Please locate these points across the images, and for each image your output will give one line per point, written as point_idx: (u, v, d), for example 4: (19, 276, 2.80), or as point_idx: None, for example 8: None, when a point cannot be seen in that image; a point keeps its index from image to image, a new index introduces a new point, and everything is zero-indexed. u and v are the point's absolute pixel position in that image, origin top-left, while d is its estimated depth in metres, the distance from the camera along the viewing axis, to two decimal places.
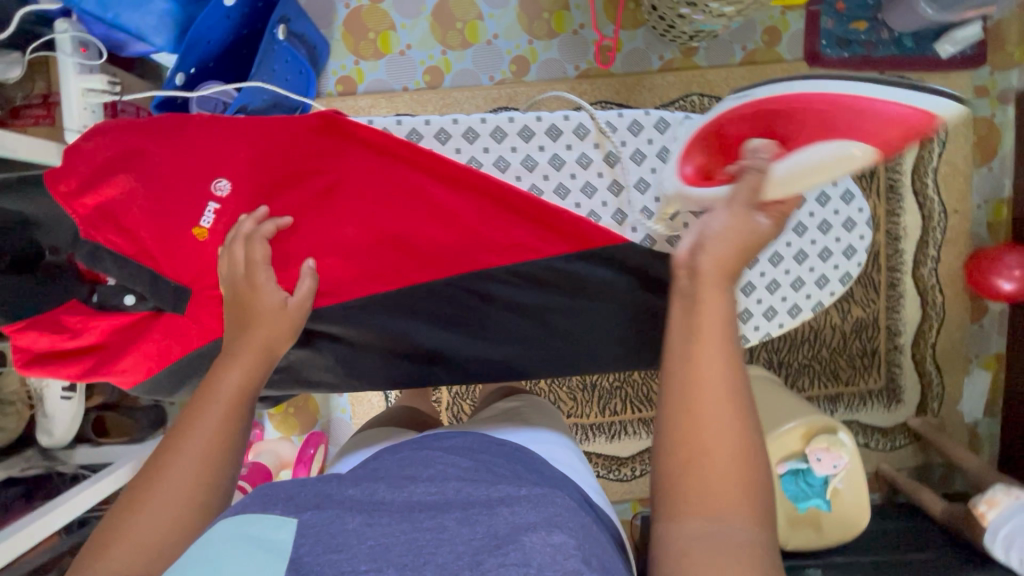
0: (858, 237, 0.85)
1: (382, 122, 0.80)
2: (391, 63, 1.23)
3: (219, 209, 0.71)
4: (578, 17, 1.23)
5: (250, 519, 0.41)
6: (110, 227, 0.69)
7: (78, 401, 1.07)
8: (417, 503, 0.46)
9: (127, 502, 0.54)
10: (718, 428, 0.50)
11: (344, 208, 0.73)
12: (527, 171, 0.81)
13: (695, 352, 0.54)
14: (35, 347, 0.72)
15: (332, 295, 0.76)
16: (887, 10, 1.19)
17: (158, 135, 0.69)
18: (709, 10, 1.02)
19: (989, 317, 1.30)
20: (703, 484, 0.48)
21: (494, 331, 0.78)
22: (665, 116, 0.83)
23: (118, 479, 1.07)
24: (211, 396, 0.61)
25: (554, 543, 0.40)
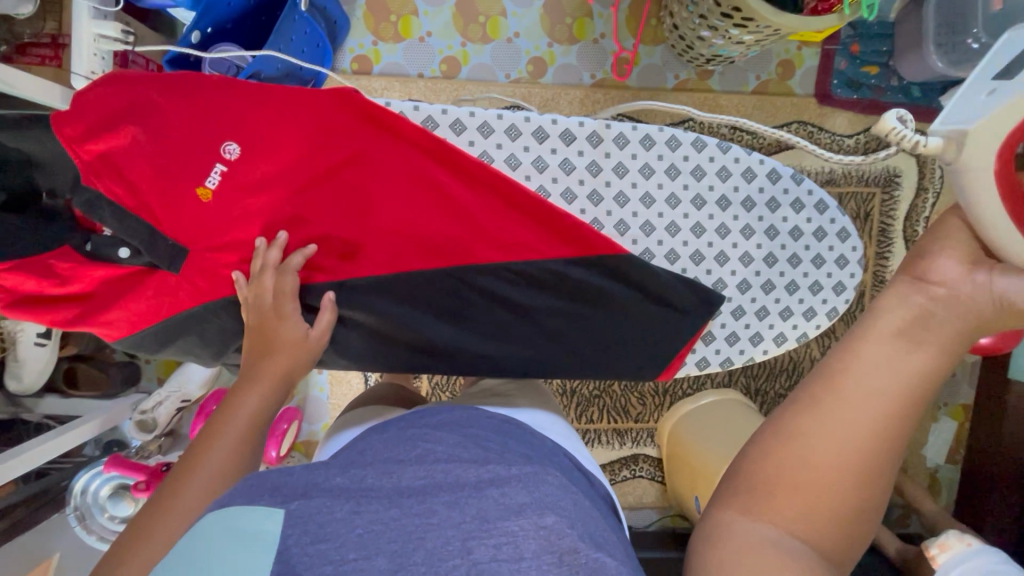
0: (848, 275, 0.86)
1: (398, 106, 0.80)
2: (409, 48, 1.23)
3: (226, 171, 0.70)
4: (600, 26, 1.24)
5: (231, 513, 0.41)
6: (111, 175, 0.67)
7: (52, 348, 1.06)
8: (404, 489, 0.45)
9: (139, 525, 0.55)
10: (853, 454, 0.43)
11: (353, 185, 0.73)
12: (537, 171, 0.82)
13: (879, 370, 0.44)
14: (20, 289, 0.70)
15: (330, 272, 0.75)
16: (899, 58, 1.21)
17: (173, 91, 0.68)
18: (729, 36, 1.03)
19: (962, 368, 1.34)
20: (804, 497, 0.43)
21: (488, 327, 0.78)
22: (676, 134, 0.84)
23: (85, 432, 1.05)
24: (228, 420, 0.64)
25: (545, 526, 0.42)
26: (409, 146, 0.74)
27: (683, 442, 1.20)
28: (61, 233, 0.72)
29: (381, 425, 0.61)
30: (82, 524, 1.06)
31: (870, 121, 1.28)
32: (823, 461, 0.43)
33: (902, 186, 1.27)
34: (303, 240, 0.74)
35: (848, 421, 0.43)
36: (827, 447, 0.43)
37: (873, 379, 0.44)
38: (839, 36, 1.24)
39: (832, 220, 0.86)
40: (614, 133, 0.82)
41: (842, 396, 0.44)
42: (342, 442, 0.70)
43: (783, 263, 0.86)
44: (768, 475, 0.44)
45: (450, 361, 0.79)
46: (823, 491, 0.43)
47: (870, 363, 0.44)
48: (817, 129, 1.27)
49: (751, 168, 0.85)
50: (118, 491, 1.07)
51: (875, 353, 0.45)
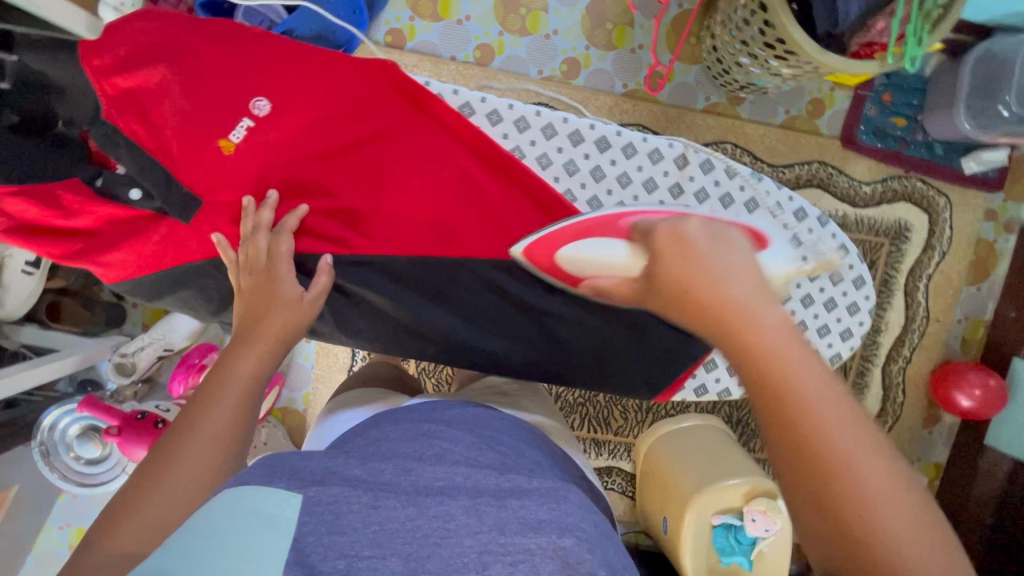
0: (858, 323, 0.86)
1: (438, 87, 0.78)
2: (445, 29, 1.21)
3: (251, 127, 0.68)
4: (639, 37, 1.23)
5: (248, 492, 0.43)
6: (134, 113, 0.65)
7: (40, 279, 1.04)
8: (425, 489, 0.48)
9: (131, 488, 0.54)
10: (883, 482, 0.43)
11: (379, 160, 0.73)
12: (568, 174, 0.81)
13: (784, 414, 0.44)
14: (23, 217, 0.67)
15: (342, 244, 0.73)
16: (928, 114, 1.22)
17: (212, 38, 0.68)
18: (767, 67, 1.03)
19: (940, 427, 1.36)
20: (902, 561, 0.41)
21: (493, 324, 0.77)
22: (709, 157, 0.84)
23: (62, 367, 1.03)
24: (224, 383, 0.63)
25: (563, 547, 0.44)
26: (442, 129, 0.75)
27: (659, 461, 1.20)
28: (71, 164, 0.68)
29: (391, 412, 0.65)
30: (46, 460, 1.03)
31: (888, 172, 1.28)
32: (882, 518, 0.42)
33: (911, 240, 1.29)
34: (321, 208, 0.73)
35: (843, 467, 0.43)
36: (865, 503, 0.42)
37: (797, 419, 0.44)
38: (871, 83, 1.25)
39: (851, 265, 0.86)
40: (649, 147, 0.82)
41: (818, 456, 0.43)
42: (349, 425, 0.71)
43: (796, 301, 0.85)
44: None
45: (451, 352, 0.79)
46: (910, 538, 0.42)
47: (773, 415, 0.45)
48: (837, 172, 1.27)
49: (779, 203, 0.84)
50: (88, 432, 1.07)
51: (765, 407, 0.46)
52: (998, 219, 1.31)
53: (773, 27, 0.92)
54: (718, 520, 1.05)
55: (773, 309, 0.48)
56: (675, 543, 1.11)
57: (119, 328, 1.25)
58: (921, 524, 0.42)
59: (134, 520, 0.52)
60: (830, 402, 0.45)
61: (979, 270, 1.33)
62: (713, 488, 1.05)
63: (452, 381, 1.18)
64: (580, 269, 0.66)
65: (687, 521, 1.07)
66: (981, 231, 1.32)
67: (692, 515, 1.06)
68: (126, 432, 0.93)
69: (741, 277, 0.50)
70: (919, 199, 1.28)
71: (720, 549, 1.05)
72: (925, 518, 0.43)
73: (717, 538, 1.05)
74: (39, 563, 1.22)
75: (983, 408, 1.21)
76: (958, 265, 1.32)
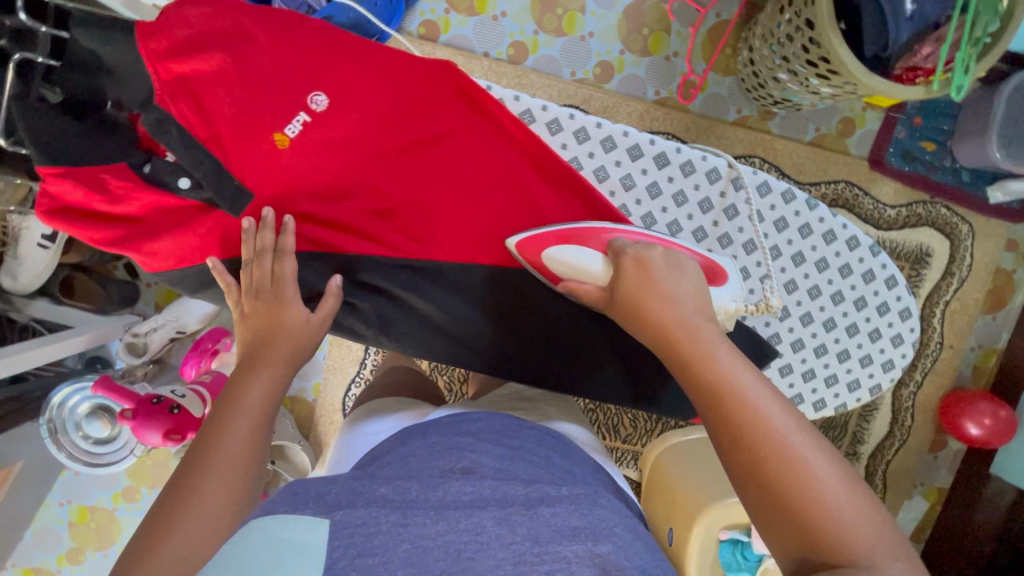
0: (900, 354, 0.86)
1: (499, 92, 0.80)
2: (480, 24, 1.19)
3: (308, 121, 0.69)
4: (675, 44, 1.22)
5: (276, 522, 0.42)
6: (187, 99, 0.65)
7: (55, 253, 1.01)
8: (453, 501, 0.47)
9: (152, 523, 0.53)
10: (817, 461, 0.48)
11: (433, 161, 0.76)
12: (623, 189, 0.83)
13: (724, 408, 0.51)
14: (66, 198, 0.67)
15: (388, 246, 0.76)
16: (958, 140, 1.21)
17: (274, 28, 0.67)
18: (807, 84, 1.01)
19: (945, 452, 1.36)
20: (836, 523, 0.46)
21: (522, 325, 0.80)
22: (767, 180, 0.83)
23: (68, 347, 0.99)
24: (236, 408, 0.60)
25: (599, 554, 0.44)
26: (496, 133, 0.76)
27: (667, 471, 1.19)
28: (117, 146, 0.66)
29: (421, 425, 0.63)
30: (53, 438, 1.02)
31: (914, 196, 1.27)
32: (795, 458, 0.48)
33: (930, 267, 1.28)
34: (369, 207, 0.75)
35: (779, 450, 0.49)
36: (803, 480, 0.47)
37: (734, 410, 0.51)
38: (904, 105, 1.23)
39: (898, 297, 0.85)
40: (708, 166, 0.82)
41: (755, 441, 0.49)
42: (375, 442, 0.69)
43: (840, 330, 0.85)
44: (814, 551, 0.45)
45: (478, 355, 0.80)
46: (847, 510, 0.46)
47: (713, 408, 0.52)
48: (863, 193, 1.26)
49: (833, 230, 0.83)
50: (96, 411, 1.04)
51: (707, 406, 0.53)
52: (1018, 250, 1.30)
53: (819, 45, 0.90)
54: (727, 535, 1.02)
55: (708, 324, 0.58)
56: (679, 551, 1.08)
57: (132, 307, 1.23)
58: (855, 497, 0.47)
59: (163, 552, 0.51)
60: (760, 391, 0.52)
61: (995, 300, 1.32)
62: (721, 504, 1.01)
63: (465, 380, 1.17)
64: (561, 273, 0.71)
65: (693, 535, 1.03)
66: (1001, 261, 1.31)
67: (699, 528, 1.02)
68: (141, 416, 0.92)
69: (684, 299, 0.59)
70: (943, 225, 1.27)
71: (726, 564, 1.02)
72: (859, 493, 0.48)
73: (723, 553, 1.02)
74: (38, 538, 1.22)
75: (990, 437, 1.20)
76: (976, 293, 1.31)
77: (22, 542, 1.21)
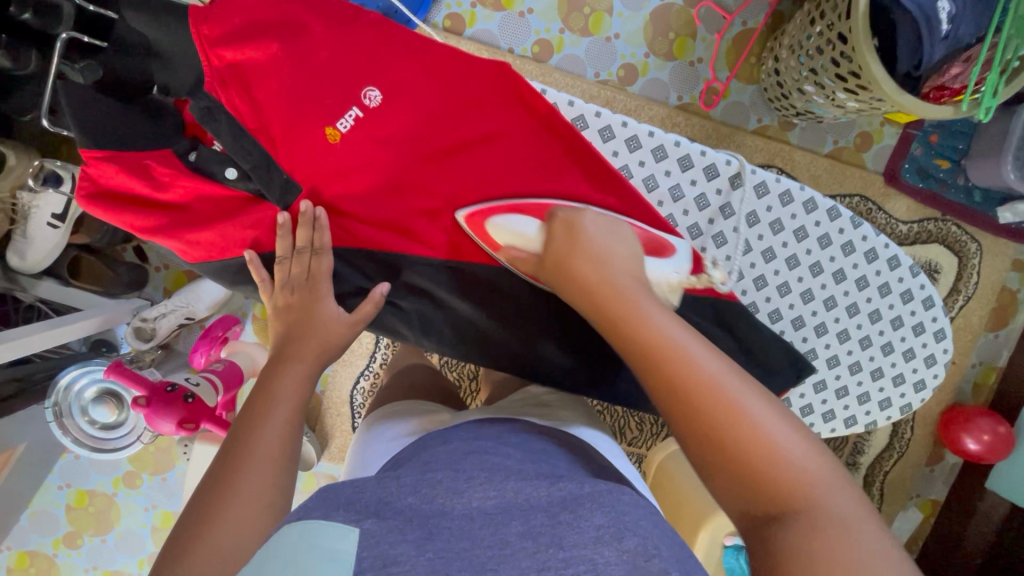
0: (932, 374, 0.87)
1: (554, 95, 0.81)
2: (506, 20, 1.18)
3: (359, 117, 0.70)
4: (699, 50, 1.21)
5: (316, 527, 0.42)
6: (238, 89, 0.66)
7: (65, 234, 0.98)
8: (478, 511, 0.46)
9: (193, 521, 0.52)
10: (749, 400, 0.49)
11: (483, 163, 0.74)
12: (671, 200, 0.83)
13: (653, 362, 0.52)
14: (107, 183, 0.66)
15: (432, 248, 0.75)
16: (971, 159, 1.23)
17: (329, 22, 0.68)
18: (832, 98, 1.02)
19: (941, 466, 1.37)
20: (778, 460, 0.46)
21: (549, 327, 0.79)
22: (813, 197, 0.84)
23: (75, 332, 0.96)
24: (270, 401, 0.60)
25: (626, 551, 0.42)
26: (545, 132, 0.75)
27: (670, 476, 1.16)
28: (164, 132, 0.68)
29: (437, 433, 0.64)
30: (58, 422, 1.01)
31: (926, 213, 1.28)
32: (723, 396, 0.49)
33: (938, 283, 1.29)
34: (417, 206, 0.74)
35: (711, 395, 0.49)
36: (736, 422, 0.47)
37: (661, 362, 0.52)
38: (922, 122, 1.24)
39: (934, 318, 0.86)
40: (757, 179, 0.82)
41: (685, 390, 0.49)
42: (392, 451, 0.67)
43: (875, 348, 0.86)
44: (760, 494, 0.45)
45: (498, 357, 0.79)
46: (785, 446, 0.46)
47: (641, 363, 0.53)
48: (876, 207, 1.27)
49: (875, 249, 0.84)
50: (102, 397, 1.02)
51: (633, 356, 0.54)
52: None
53: (850, 60, 0.91)
54: (731, 541, 1.03)
55: (637, 284, 0.61)
56: None
57: (140, 291, 1.20)
58: (790, 431, 0.47)
59: (208, 546, 0.50)
60: (684, 336, 0.53)
61: (999, 318, 1.34)
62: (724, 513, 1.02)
63: (474, 376, 1.16)
64: (505, 240, 0.73)
65: (697, 543, 1.03)
66: (1007, 281, 1.32)
67: (706, 535, 1.03)
68: (155, 404, 0.91)
69: (612, 262, 0.63)
70: (952, 243, 1.28)
71: (730, 569, 1.03)
72: (793, 427, 0.48)
73: (727, 559, 1.03)
74: (35, 521, 1.20)
75: (989, 453, 1.21)
76: (980, 311, 1.33)
77: (18, 524, 1.19)
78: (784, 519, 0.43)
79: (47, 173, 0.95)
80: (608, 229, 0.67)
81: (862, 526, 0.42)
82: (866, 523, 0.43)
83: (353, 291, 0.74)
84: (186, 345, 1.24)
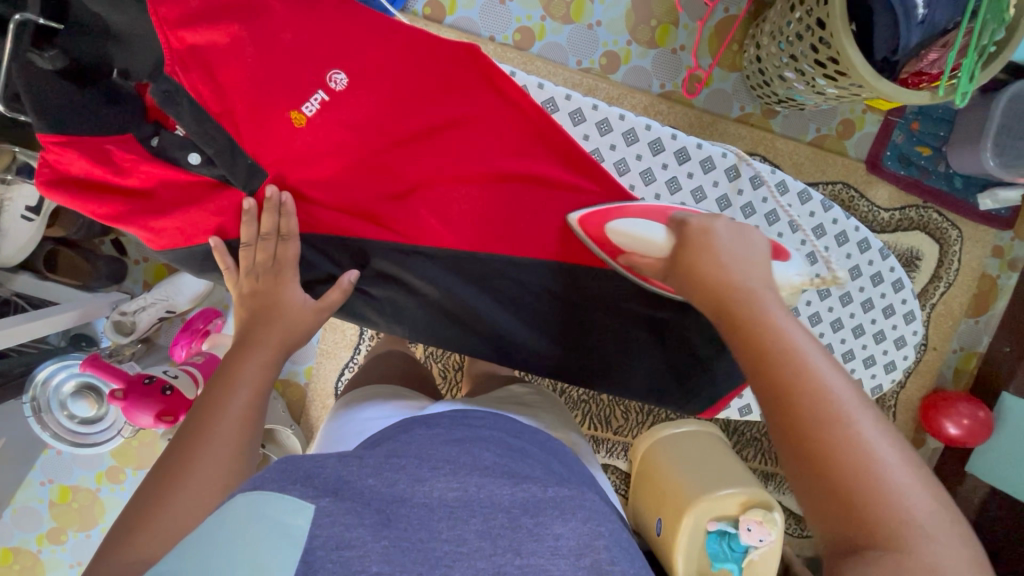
0: (903, 356, 0.88)
1: (524, 79, 0.81)
2: (487, 7, 1.17)
3: (325, 100, 0.69)
4: (682, 38, 1.21)
5: (269, 500, 0.42)
6: (199, 72, 0.64)
7: (39, 227, 0.96)
8: (439, 502, 0.46)
9: (144, 500, 0.52)
10: (866, 426, 0.44)
11: (453, 147, 0.75)
12: (643, 183, 0.83)
13: (771, 363, 0.47)
14: (70, 170, 0.66)
15: (401, 235, 0.75)
16: (953, 146, 1.23)
17: (293, 3, 0.67)
18: (813, 84, 1.01)
19: (923, 450, 1.36)
20: (886, 493, 0.41)
21: (529, 315, 0.81)
22: (784, 180, 0.85)
23: (55, 325, 0.95)
24: (229, 386, 0.60)
25: (584, 567, 0.44)
26: (514, 115, 0.76)
27: (656, 464, 1.16)
28: (124, 118, 0.65)
29: (421, 416, 0.63)
30: (36, 416, 0.99)
31: (908, 200, 1.28)
32: (839, 413, 0.44)
33: (920, 269, 1.30)
34: (387, 190, 0.74)
35: (824, 409, 0.44)
36: (851, 450, 0.43)
37: (781, 368, 0.47)
38: (903, 110, 1.25)
39: (903, 299, 0.88)
40: (728, 163, 0.84)
41: (802, 402, 0.45)
42: (375, 428, 0.67)
43: (847, 331, 0.87)
44: (855, 529, 0.41)
45: (476, 344, 0.81)
46: (891, 475, 0.42)
47: (759, 364, 0.48)
48: (859, 195, 1.27)
49: (845, 232, 0.86)
50: (83, 390, 1.01)
51: (748, 356, 0.49)
52: (1003, 256, 1.33)
53: (829, 45, 0.90)
54: (713, 527, 1.00)
55: (764, 285, 0.55)
56: (668, 544, 1.05)
57: (119, 285, 1.19)
58: (912, 478, 0.42)
59: (154, 527, 0.50)
60: (810, 346, 0.48)
61: (979, 305, 1.34)
62: (713, 496, 1.00)
63: (459, 366, 1.16)
64: (623, 244, 0.71)
65: (681, 529, 1.01)
66: (987, 267, 1.33)
67: (688, 519, 1.01)
68: (132, 397, 0.91)
69: (738, 261, 0.57)
70: (933, 230, 1.29)
71: (713, 555, 1.00)
72: (915, 474, 0.43)
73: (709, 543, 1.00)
74: (17, 518, 1.19)
75: (968, 437, 1.22)
76: (961, 297, 1.33)
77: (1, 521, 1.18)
78: (873, 560, 0.39)
79: (19, 165, 0.92)
80: (742, 230, 0.62)
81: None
82: None
83: (322, 278, 0.75)
84: (167, 339, 1.22)
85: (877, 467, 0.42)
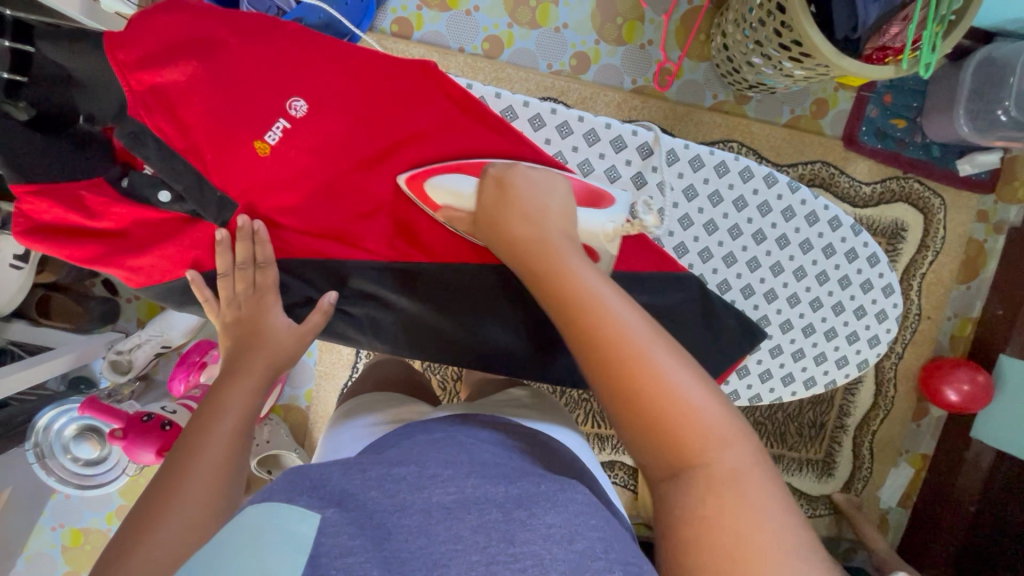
0: (885, 329, 0.90)
1: (480, 89, 0.82)
2: (453, 20, 1.18)
3: (287, 129, 0.70)
4: (649, 32, 1.22)
5: (277, 509, 0.42)
6: (162, 111, 0.66)
7: (29, 273, 0.95)
8: (436, 505, 0.46)
9: (132, 526, 0.53)
10: (658, 358, 0.50)
11: (414, 161, 0.76)
12: (610, 181, 0.85)
13: (575, 317, 0.53)
14: (41, 217, 0.67)
15: (371, 253, 0.77)
16: (927, 116, 1.24)
17: (247, 35, 0.67)
18: (780, 67, 1.02)
19: (927, 420, 1.37)
20: (682, 414, 0.48)
21: (513, 320, 0.82)
22: (749, 165, 0.86)
23: (54, 367, 0.96)
24: (214, 413, 0.61)
25: (576, 550, 0.44)
26: (474, 124, 0.76)
27: None
28: (95, 160, 0.68)
29: (419, 422, 0.64)
30: (41, 462, 1.00)
31: (887, 172, 1.29)
32: (630, 348, 0.50)
33: (906, 240, 1.30)
34: (355, 209, 0.76)
35: (617, 349, 0.50)
36: (646, 379, 0.49)
37: (584, 319, 0.53)
38: (874, 84, 1.26)
39: (881, 274, 0.89)
40: (691, 154, 0.85)
41: (607, 348, 0.50)
42: (367, 440, 0.67)
43: (826, 309, 0.89)
44: (674, 461, 0.48)
45: (466, 351, 0.82)
46: (687, 396, 0.49)
47: (566, 319, 0.54)
48: (839, 171, 1.27)
49: (814, 212, 0.87)
50: (84, 432, 1.02)
51: (557, 312, 0.55)
52: (987, 220, 1.33)
53: (791, 28, 0.91)
54: None
55: (567, 238, 0.62)
56: None
57: (113, 324, 1.20)
58: (702, 393, 0.49)
59: (143, 555, 0.50)
60: (606, 293, 0.54)
61: (968, 271, 1.34)
62: None
63: (456, 376, 1.16)
64: (439, 198, 0.72)
65: None
66: (971, 232, 1.33)
67: None
68: (132, 435, 0.91)
69: (544, 218, 0.63)
70: (916, 200, 1.29)
71: None
72: (707, 387, 0.50)
73: None
74: (30, 566, 1.19)
75: (969, 402, 1.21)
76: (950, 264, 1.33)
77: (15, 570, 1.18)
78: (686, 480, 0.47)
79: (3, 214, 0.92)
80: (531, 180, 0.67)
81: (756, 483, 0.46)
82: (756, 479, 0.46)
83: (303, 300, 0.76)
84: (165, 375, 1.24)
85: (670, 390, 0.49)
